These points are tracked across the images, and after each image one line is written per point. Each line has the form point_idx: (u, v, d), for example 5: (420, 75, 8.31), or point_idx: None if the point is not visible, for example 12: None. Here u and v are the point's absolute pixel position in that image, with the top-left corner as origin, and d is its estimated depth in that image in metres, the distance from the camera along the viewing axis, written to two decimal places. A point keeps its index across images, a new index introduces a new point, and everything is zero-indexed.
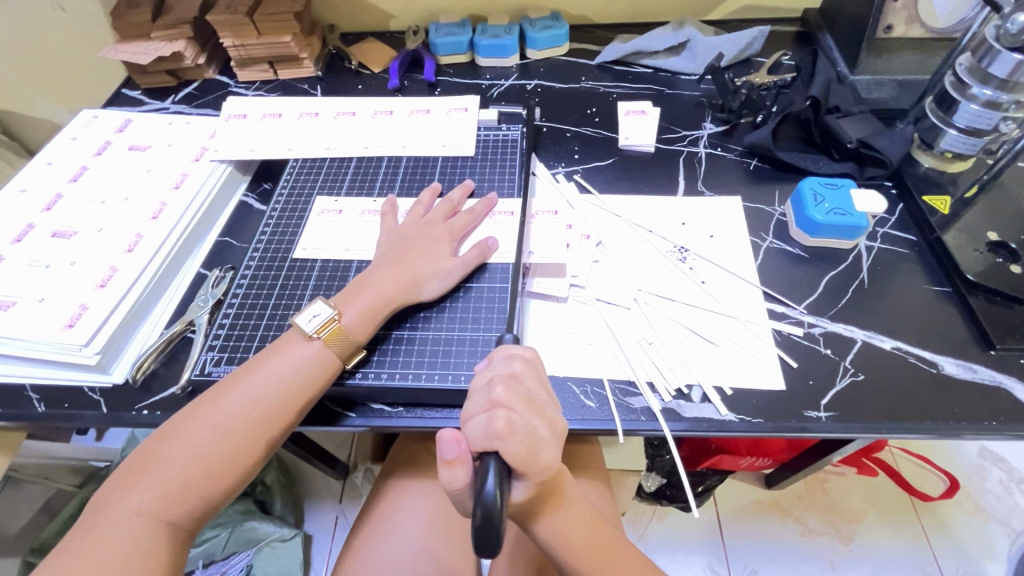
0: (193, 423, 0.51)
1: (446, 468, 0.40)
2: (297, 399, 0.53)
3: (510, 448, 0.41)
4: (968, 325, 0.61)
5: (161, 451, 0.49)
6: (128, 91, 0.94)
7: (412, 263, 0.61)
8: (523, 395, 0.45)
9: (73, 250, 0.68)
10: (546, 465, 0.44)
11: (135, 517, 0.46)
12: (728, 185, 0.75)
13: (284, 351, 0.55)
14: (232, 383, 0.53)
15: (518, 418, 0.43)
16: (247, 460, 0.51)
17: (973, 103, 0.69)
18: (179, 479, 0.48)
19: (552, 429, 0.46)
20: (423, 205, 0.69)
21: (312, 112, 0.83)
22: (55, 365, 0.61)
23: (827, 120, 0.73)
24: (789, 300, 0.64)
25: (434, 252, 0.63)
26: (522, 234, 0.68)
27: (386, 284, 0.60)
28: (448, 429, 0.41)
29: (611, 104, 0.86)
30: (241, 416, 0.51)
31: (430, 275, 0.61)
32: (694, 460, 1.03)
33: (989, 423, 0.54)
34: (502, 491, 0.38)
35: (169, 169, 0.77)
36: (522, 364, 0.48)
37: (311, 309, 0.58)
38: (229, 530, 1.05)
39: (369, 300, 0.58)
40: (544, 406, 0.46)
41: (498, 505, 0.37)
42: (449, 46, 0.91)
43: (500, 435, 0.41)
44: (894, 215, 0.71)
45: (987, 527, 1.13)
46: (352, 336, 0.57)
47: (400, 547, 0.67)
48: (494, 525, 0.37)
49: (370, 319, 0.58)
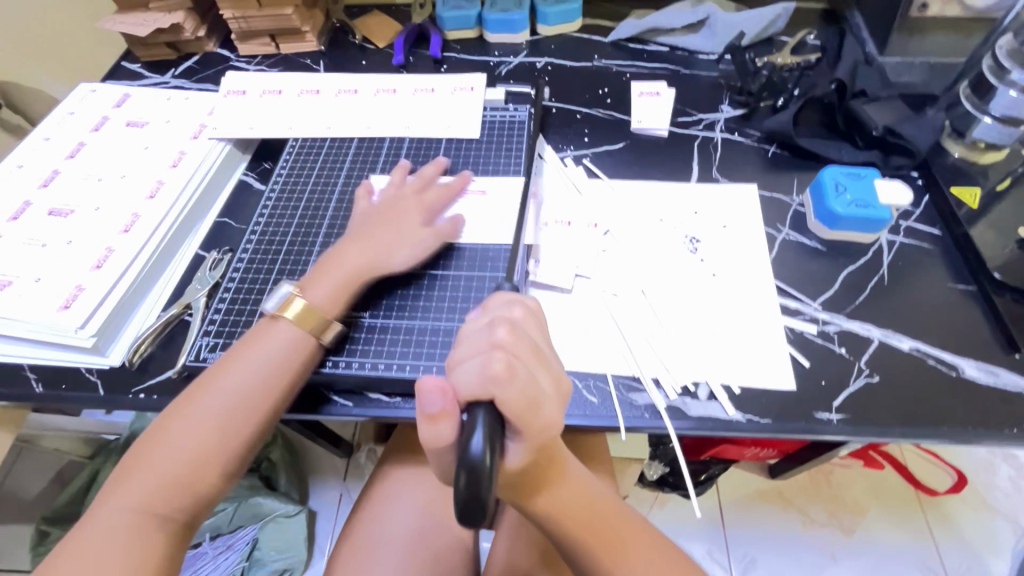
0: (176, 416, 0.50)
1: (429, 424, 0.36)
2: (278, 384, 0.52)
3: (507, 397, 0.37)
4: (993, 327, 0.58)
5: (147, 447, 0.49)
6: (128, 63, 0.91)
7: (381, 237, 0.60)
8: (527, 343, 0.42)
9: (70, 228, 0.67)
10: (545, 424, 0.40)
11: (127, 513, 0.46)
12: (745, 173, 0.71)
13: (264, 338, 0.54)
14: (214, 374, 0.52)
15: (519, 365, 0.39)
16: (235, 449, 0.50)
17: (1012, 89, 0.66)
18: (165, 474, 0.47)
19: (557, 386, 0.42)
20: (394, 182, 0.66)
21: (312, 89, 0.80)
22: (51, 346, 0.60)
23: (853, 106, 0.70)
24: (803, 295, 0.61)
25: (401, 224, 0.62)
26: (526, 211, 0.66)
27: (354, 259, 0.59)
28: (432, 380, 0.37)
29: (625, 84, 0.82)
30: (223, 404, 0.50)
31: (400, 246, 0.60)
32: (696, 451, 0.99)
33: (1011, 430, 0.52)
34: (492, 448, 0.34)
35: (166, 146, 0.75)
36: (523, 312, 0.45)
37: (278, 290, 0.57)
38: (234, 505, 1.06)
39: (337, 275, 0.58)
40: (549, 358, 0.43)
41: (488, 465, 0.33)
42: (456, 20, 0.87)
43: (498, 380, 0.37)
44: (920, 207, 0.67)
45: (993, 523, 1.11)
46: (323, 312, 0.56)
47: (396, 533, 0.66)
48: (481, 489, 0.32)
49: (337, 295, 0.57)
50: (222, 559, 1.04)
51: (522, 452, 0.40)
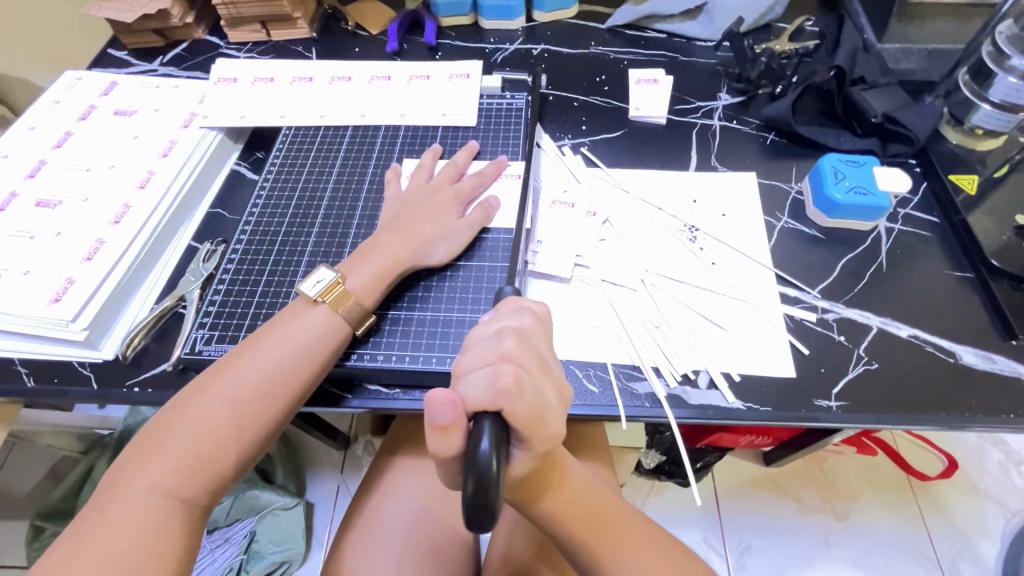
0: (201, 395, 0.49)
1: (438, 435, 0.35)
2: (306, 371, 0.51)
3: (516, 409, 0.37)
4: (989, 313, 0.58)
5: (170, 426, 0.48)
6: (114, 51, 0.89)
7: (418, 226, 0.59)
8: (534, 355, 0.41)
9: (59, 220, 0.66)
10: (550, 433, 0.40)
11: (148, 495, 0.45)
12: (744, 161, 0.71)
13: (292, 321, 0.53)
14: (239, 355, 0.51)
15: (527, 377, 0.39)
16: (258, 434, 0.49)
17: (1010, 75, 0.66)
18: (189, 455, 0.47)
19: (559, 394, 0.42)
20: (427, 168, 0.66)
21: (305, 77, 0.78)
22: (43, 340, 0.59)
23: (852, 91, 0.69)
24: (802, 283, 0.61)
25: (439, 215, 0.61)
26: (525, 196, 0.66)
27: (392, 249, 0.58)
28: (442, 390, 0.35)
29: (622, 71, 0.81)
30: (249, 388, 0.49)
31: (437, 239, 0.60)
32: (692, 440, 0.99)
33: (1006, 415, 0.52)
34: (499, 454, 0.34)
35: (156, 135, 0.73)
36: (532, 319, 0.44)
37: (317, 274, 0.56)
38: (232, 497, 1.07)
39: (376, 264, 0.57)
40: (553, 365, 0.42)
41: (495, 471, 0.33)
42: (451, 6, 0.85)
43: (508, 393, 0.37)
44: (917, 195, 0.67)
45: (983, 507, 1.13)
46: (361, 301, 0.55)
47: (394, 525, 0.65)
48: (488, 496, 0.33)
49: (375, 284, 0.56)
50: (217, 552, 1.03)
51: (527, 459, 0.41)
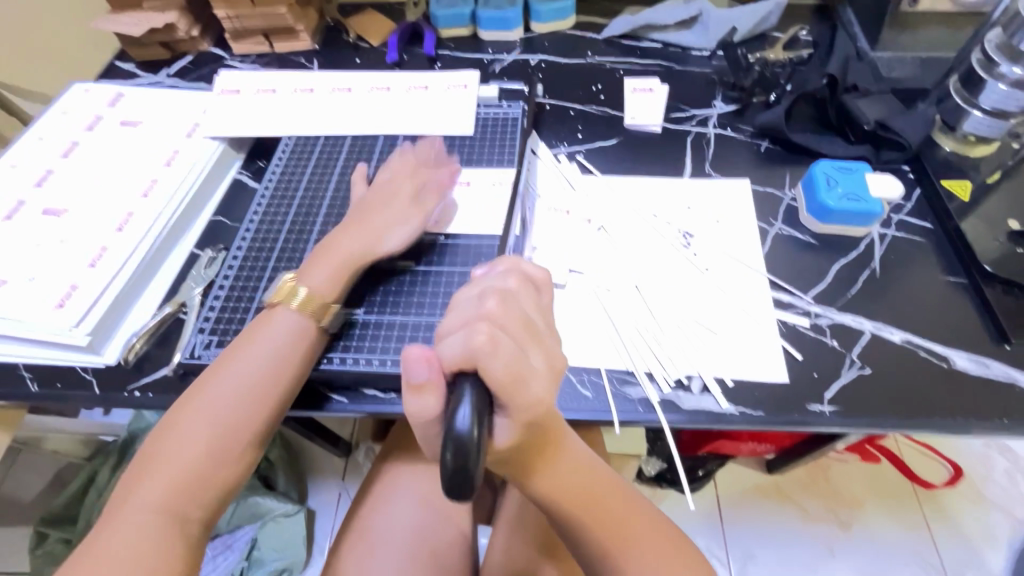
0: (184, 415, 0.49)
1: (413, 394, 0.35)
2: (286, 376, 0.52)
3: (493, 368, 0.35)
4: (984, 319, 0.58)
5: (160, 448, 0.48)
6: (121, 63, 0.91)
7: (368, 220, 0.61)
8: (519, 314, 0.39)
9: (64, 227, 0.67)
10: (534, 400, 0.37)
11: (146, 513, 0.45)
12: (738, 169, 0.72)
13: (264, 331, 0.54)
14: (214, 372, 0.52)
15: (503, 336, 0.37)
16: (246, 443, 0.50)
17: (1001, 83, 0.67)
18: (184, 471, 0.47)
19: (550, 364, 0.39)
20: (392, 167, 0.67)
21: (306, 87, 0.80)
22: (46, 345, 0.60)
23: (843, 99, 0.71)
24: (795, 289, 0.61)
25: (389, 206, 0.62)
26: (513, 197, 0.67)
27: (349, 244, 0.59)
28: (418, 348, 0.36)
29: (618, 81, 0.82)
30: (233, 399, 0.50)
31: (389, 229, 0.61)
32: (693, 448, 0.99)
33: (1001, 421, 0.52)
34: (482, 424, 0.33)
35: (160, 145, 0.75)
36: (518, 281, 0.41)
37: (278, 283, 0.57)
38: (234, 504, 1.06)
39: (336, 259, 0.58)
40: (542, 333, 0.40)
41: (474, 440, 0.32)
42: (450, 18, 0.87)
43: (483, 349, 0.35)
44: (911, 200, 0.67)
45: (989, 516, 1.11)
46: (326, 297, 0.56)
47: (393, 532, 0.66)
48: (468, 464, 0.31)
49: (337, 279, 0.57)
50: (220, 559, 1.04)
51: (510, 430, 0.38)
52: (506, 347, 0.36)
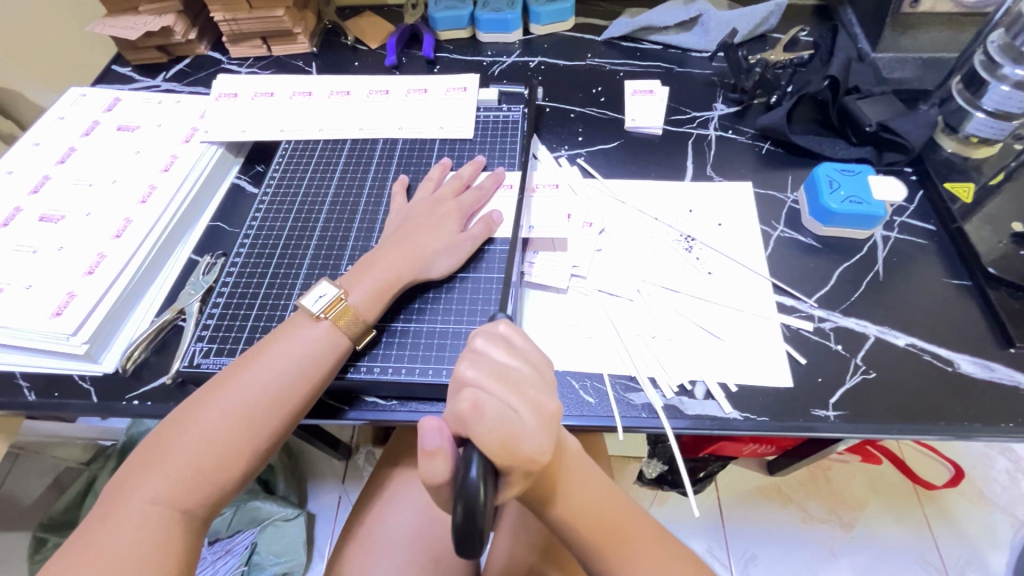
0: (202, 408, 0.49)
1: (427, 460, 0.35)
2: (306, 384, 0.52)
3: (481, 434, 0.35)
4: (988, 322, 0.58)
5: (172, 437, 0.48)
6: (118, 67, 0.90)
7: (419, 240, 0.60)
8: (494, 370, 0.39)
9: (61, 234, 0.66)
10: (532, 452, 0.37)
11: (148, 505, 0.45)
12: (739, 172, 0.71)
13: (293, 335, 0.53)
14: (238, 368, 0.52)
15: (487, 397, 0.37)
16: (259, 446, 0.50)
17: (1003, 84, 0.66)
18: (191, 466, 0.47)
19: (536, 412, 0.38)
20: (434, 180, 0.67)
21: (304, 91, 0.79)
22: (44, 353, 0.59)
23: (846, 102, 0.70)
24: (799, 292, 0.61)
25: (442, 227, 0.61)
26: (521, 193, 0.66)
27: (394, 263, 0.58)
28: (433, 417, 0.36)
29: (618, 83, 0.82)
30: (250, 401, 0.50)
31: (437, 253, 0.60)
32: (693, 450, 0.99)
33: (1006, 425, 0.52)
34: (488, 482, 0.33)
35: (158, 150, 0.74)
36: (485, 336, 0.42)
37: (317, 290, 0.56)
38: (234, 509, 1.05)
39: (377, 278, 0.57)
40: (516, 376, 0.39)
41: (483, 497, 0.31)
42: (449, 20, 0.86)
43: (467, 418, 0.36)
44: (913, 203, 0.67)
45: (990, 516, 1.11)
46: (363, 316, 0.55)
47: (393, 539, 0.65)
48: (478, 521, 0.31)
49: (377, 299, 0.56)
50: (219, 563, 1.03)
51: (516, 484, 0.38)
52: (492, 406, 0.37)
